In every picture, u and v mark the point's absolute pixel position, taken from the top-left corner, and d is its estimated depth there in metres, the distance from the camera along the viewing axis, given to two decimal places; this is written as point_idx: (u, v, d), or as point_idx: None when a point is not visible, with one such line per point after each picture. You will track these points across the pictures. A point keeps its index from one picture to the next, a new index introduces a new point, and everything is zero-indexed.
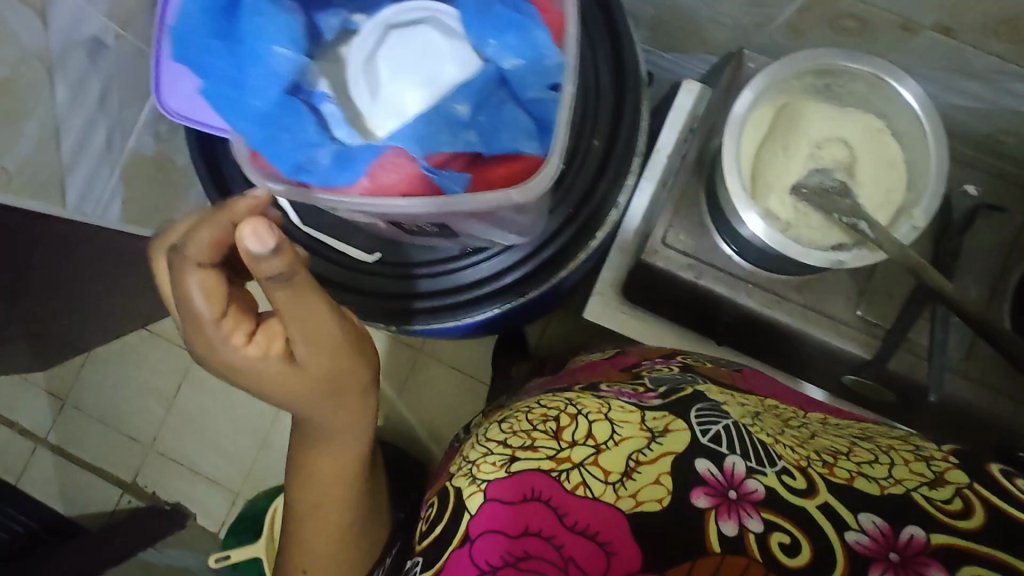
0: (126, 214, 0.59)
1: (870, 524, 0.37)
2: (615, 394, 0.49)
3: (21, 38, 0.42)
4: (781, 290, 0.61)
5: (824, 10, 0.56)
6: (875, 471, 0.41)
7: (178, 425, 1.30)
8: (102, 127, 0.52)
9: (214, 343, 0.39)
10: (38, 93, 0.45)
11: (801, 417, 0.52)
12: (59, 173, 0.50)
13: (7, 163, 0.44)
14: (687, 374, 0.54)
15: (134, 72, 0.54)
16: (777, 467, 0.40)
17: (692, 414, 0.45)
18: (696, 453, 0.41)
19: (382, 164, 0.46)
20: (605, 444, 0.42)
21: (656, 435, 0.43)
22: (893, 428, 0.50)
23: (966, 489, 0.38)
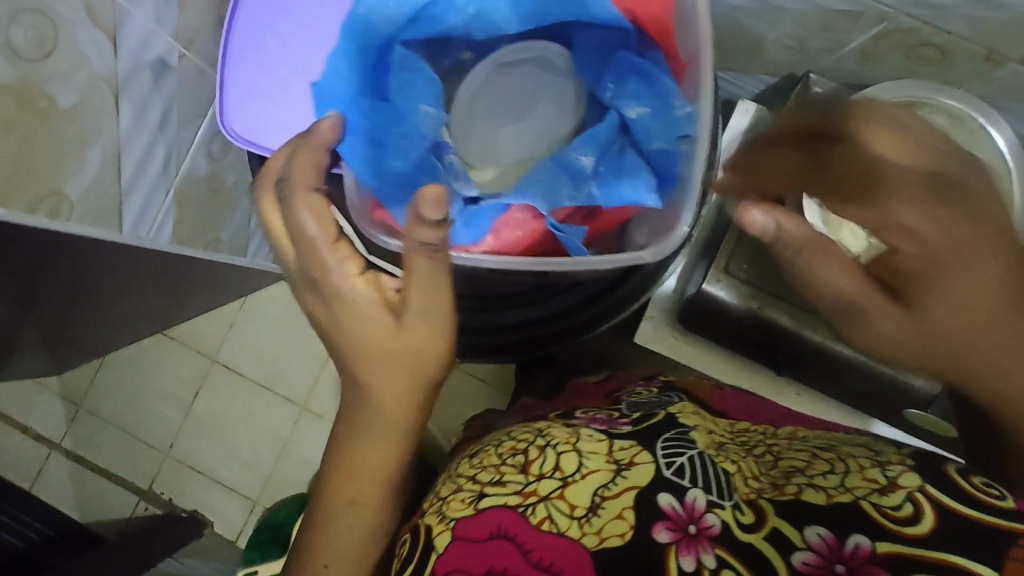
0: (177, 235, 0.57)
1: (815, 537, 0.39)
2: (588, 421, 0.54)
3: (91, 62, 0.40)
4: None
5: (904, 38, 0.54)
6: (823, 483, 0.43)
7: (195, 431, 1.18)
8: (161, 150, 0.50)
9: (326, 262, 0.42)
10: (103, 118, 0.43)
11: (772, 437, 0.53)
12: (117, 198, 0.47)
13: (69, 190, 0.42)
14: (663, 395, 0.60)
15: (194, 91, 0.51)
16: (733, 501, 0.43)
17: (659, 445, 0.49)
18: (658, 488, 0.44)
19: (507, 221, 0.47)
20: (571, 477, 0.46)
21: (622, 468, 0.46)
22: (859, 438, 0.52)
23: (917, 493, 0.39)
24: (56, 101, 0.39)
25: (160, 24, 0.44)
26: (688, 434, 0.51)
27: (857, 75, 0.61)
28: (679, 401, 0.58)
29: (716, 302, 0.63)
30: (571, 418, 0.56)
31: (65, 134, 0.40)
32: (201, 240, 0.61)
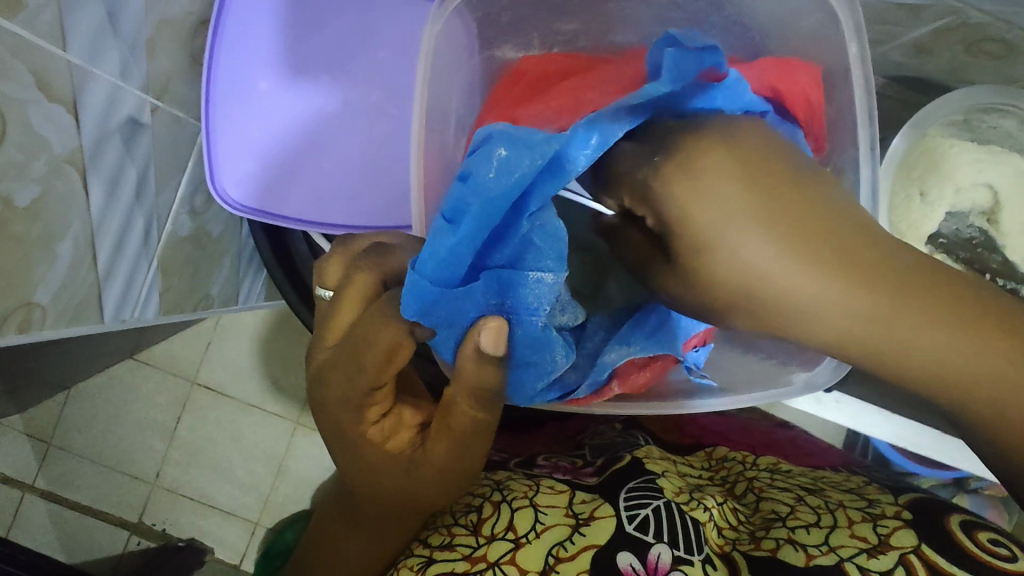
0: (164, 306, 0.48)
1: None
2: (551, 471, 0.49)
3: (51, 143, 0.32)
4: None
5: (967, 33, 0.49)
6: (807, 539, 0.41)
7: (188, 455, 0.88)
8: (140, 220, 0.42)
9: (356, 404, 0.35)
10: (72, 203, 0.35)
11: (751, 465, 0.52)
12: (96, 287, 0.39)
13: (40, 296, 0.34)
14: (627, 435, 0.55)
15: (171, 144, 0.44)
16: (704, 554, 0.40)
17: (622, 495, 0.43)
18: (618, 544, 0.40)
19: (634, 363, 0.41)
20: (525, 537, 0.41)
21: (580, 523, 0.42)
22: (846, 477, 0.50)
23: (909, 555, 0.39)
24: (13, 201, 0.31)
25: (127, 77, 0.37)
26: (654, 480, 0.45)
27: (902, 73, 0.56)
28: (645, 441, 0.53)
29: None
30: (533, 467, 0.50)
31: (29, 237, 0.32)
32: (192, 300, 0.53)
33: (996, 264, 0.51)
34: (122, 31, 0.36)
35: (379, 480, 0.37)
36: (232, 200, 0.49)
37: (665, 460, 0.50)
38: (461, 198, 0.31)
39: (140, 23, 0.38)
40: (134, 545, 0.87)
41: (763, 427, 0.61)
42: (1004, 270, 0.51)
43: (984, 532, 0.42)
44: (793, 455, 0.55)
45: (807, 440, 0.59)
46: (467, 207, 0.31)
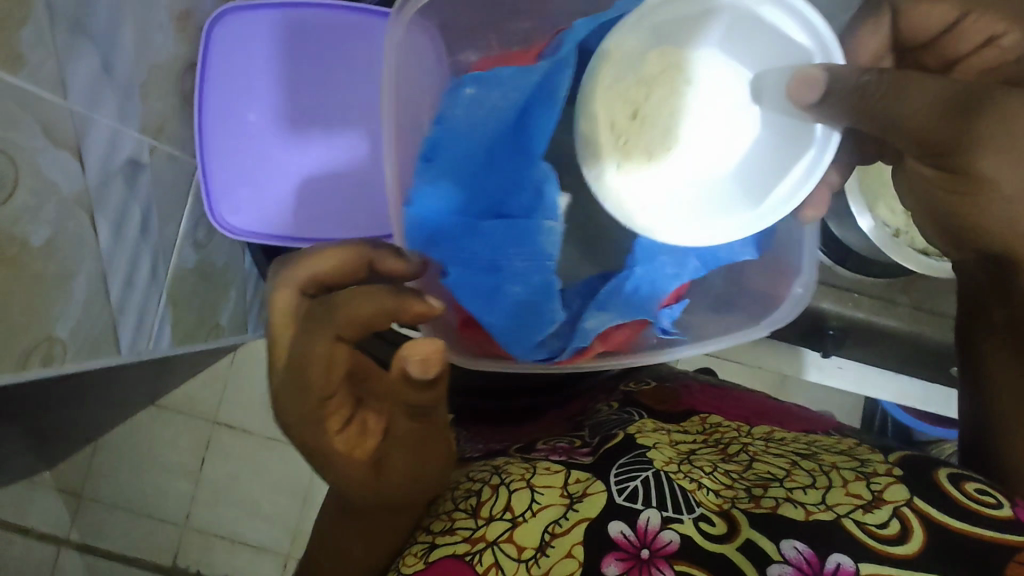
0: (176, 337, 0.51)
1: (794, 551, 0.43)
2: (548, 453, 0.54)
3: (60, 186, 0.35)
4: (890, 296, 0.62)
5: None
6: (804, 498, 0.47)
7: (214, 493, 0.90)
8: (148, 256, 0.45)
9: (314, 419, 0.35)
10: (83, 242, 0.38)
11: (745, 432, 0.56)
12: (111, 322, 0.42)
13: (60, 331, 0.37)
14: (623, 411, 0.59)
15: (170, 180, 0.47)
16: (695, 514, 0.46)
17: (613, 473, 0.49)
18: (610, 514, 0.46)
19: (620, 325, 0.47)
20: (522, 516, 0.46)
21: (573, 502, 0.47)
22: (836, 439, 0.55)
23: (903, 508, 0.44)
24: (30, 242, 0.33)
25: (124, 120, 0.40)
26: (644, 454, 0.51)
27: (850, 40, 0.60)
28: (640, 416, 0.58)
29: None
30: (531, 450, 0.55)
31: (46, 275, 0.35)
32: (202, 331, 0.55)
33: None
34: (116, 77, 0.39)
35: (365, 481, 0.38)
36: (231, 225, 0.52)
37: (659, 432, 0.55)
38: (438, 140, 0.43)
39: (133, 70, 0.41)
40: None
41: (755, 399, 0.65)
42: None
43: (974, 483, 0.47)
44: (782, 423, 0.59)
45: (798, 410, 0.63)
46: (442, 146, 0.43)
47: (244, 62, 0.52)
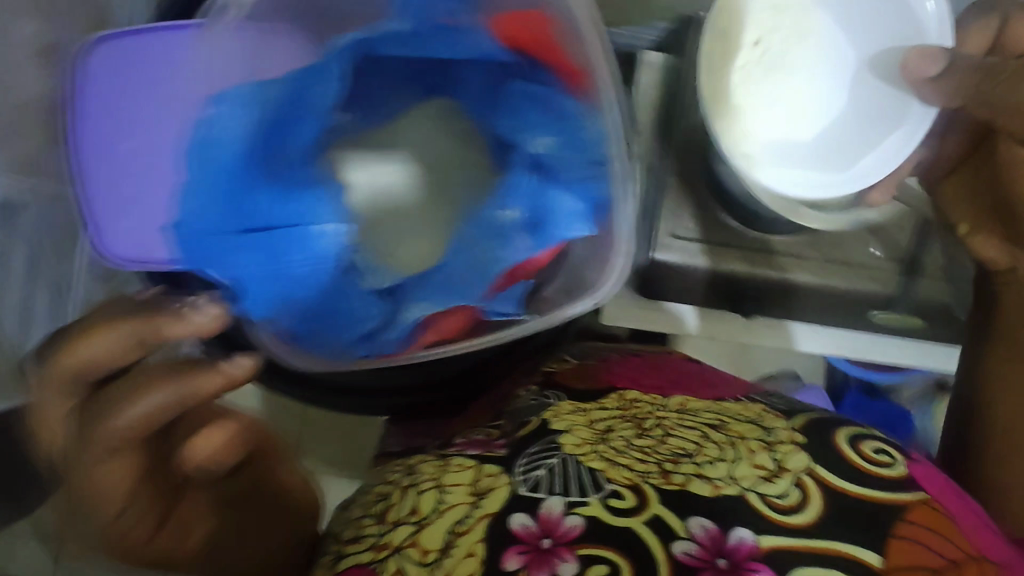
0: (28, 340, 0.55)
1: (700, 529, 0.46)
2: (464, 447, 0.55)
3: None
4: (800, 250, 0.68)
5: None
6: (711, 473, 0.50)
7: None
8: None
9: None
10: None
11: (660, 406, 0.56)
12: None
13: None
14: (541, 394, 0.59)
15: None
16: (608, 493, 0.48)
17: (521, 464, 0.51)
18: (512, 508, 0.48)
19: (443, 315, 0.57)
20: (427, 518, 0.49)
21: (477, 499, 0.49)
22: (746, 407, 0.56)
23: (802, 476, 0.49)
24: None
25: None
26: (554, 440, 0.53)
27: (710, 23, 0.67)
28: (556, 399, 0.58)
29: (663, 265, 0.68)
30: (448, 446, 0.56)
31: None
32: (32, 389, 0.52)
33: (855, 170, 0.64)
34: None
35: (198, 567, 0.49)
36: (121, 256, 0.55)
37: (575, 414, 0.56)
38: (209, 145, 0.53)
39: None
40: None
41: (674, 365, 0.65)
42: None
43: (871, 444, 0.53)
44: (697, 390, 0.59)
45: (716, 373, 0.63)
46: (212, 150, 0.53)
47: (125, 101, 0.53)
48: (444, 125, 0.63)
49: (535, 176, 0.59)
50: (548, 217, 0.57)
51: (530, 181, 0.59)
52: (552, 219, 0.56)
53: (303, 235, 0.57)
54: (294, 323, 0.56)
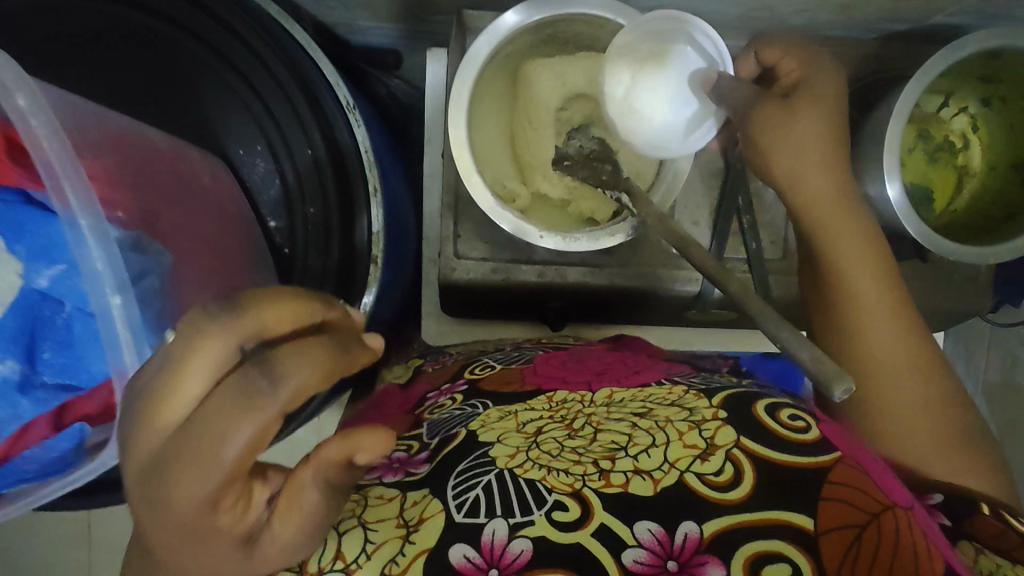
0: None
1: (647, 534, 0.39)
2: (382, 474, 0.48)
3: None
4: (593, 263, 0.82)
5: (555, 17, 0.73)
6: (649, 464, 0.42)
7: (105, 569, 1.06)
8: None
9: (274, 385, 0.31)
10: None
11: (587, 401, 0.50)
12: None
13: None
14: (466, 404, 0.53)
15: None
16: (548, 504, 0.41)
17: (450, 485, 0.43)
18: (451, 538, 0.40)
19: None
20: (354, 563, 0.41)
21: (410, 530, 0.41)
22: (665, 385, 0.50)
23: (733, 450, 0.41)
24: None
25: None
26: (486, 454, 0.45)
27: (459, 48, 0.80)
28: (483, 406, 0.52)
29: (462, 282, 0.82)
30: (364, 475, 0.49)
31: None
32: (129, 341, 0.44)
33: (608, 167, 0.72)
34: None
35: (173, 480, 0.29)
36: None
37: (504, 419, 0.49)
38: None
39: None
40: None
41: (593, 353, 0.61)
42: (615, 182, 0.69)
43: (787, 409, 0.45)
44: (614, 372, 0.54)
45: (601, 351, 0.62)
46: None
47: None
48: None
49: (63, 307, 0.53)
50: (79, 357, 0.54)
51: (63, 310, 0.53)
52: (86, 351, 0.54)
53: None
54: None
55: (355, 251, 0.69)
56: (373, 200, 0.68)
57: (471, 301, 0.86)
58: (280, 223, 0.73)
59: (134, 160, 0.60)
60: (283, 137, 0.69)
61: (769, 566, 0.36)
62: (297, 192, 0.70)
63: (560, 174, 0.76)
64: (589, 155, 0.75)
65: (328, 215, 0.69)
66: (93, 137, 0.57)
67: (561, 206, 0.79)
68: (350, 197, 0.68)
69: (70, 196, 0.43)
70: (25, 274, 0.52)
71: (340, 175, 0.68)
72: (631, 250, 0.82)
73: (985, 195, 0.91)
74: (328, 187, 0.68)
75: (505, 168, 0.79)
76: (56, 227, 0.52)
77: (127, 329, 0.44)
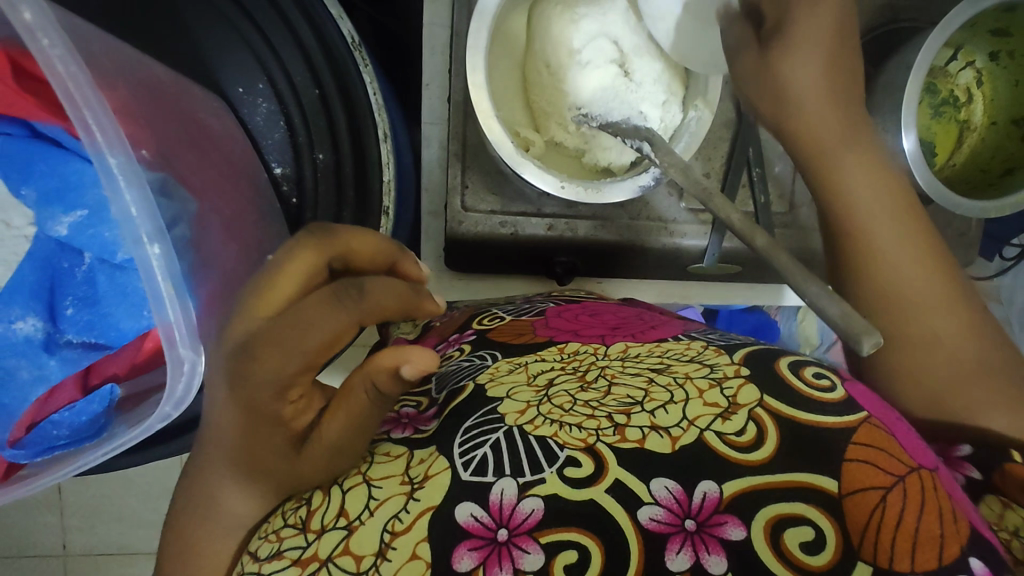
0: None
1: (664, 493, 0.37)
2: (390, 428, 0.46)
3: None
4: (607, 215, 0.74)
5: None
6: (666, 421, 0.40)
7: (88, 520, 1.06)
8: None
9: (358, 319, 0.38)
10: None
11: (601, 355, 0.47)
12: None
13: None
14: (475, 355, 0.51)
15: None
16: (560, 461, 0.38)
17: (458, 440, 0.41)
18: (458, 495, 0.37)
19: None
20: (358, 519, 0.38)
21: (415, 488, 0.39)
22: (683, 340, 0.48)
23: (756, 409, 0.39)
24: None
25: None
26: (495, 410, 0.42)
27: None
28: (493, 358, 0.49)
29: (471, 236, 0.72)
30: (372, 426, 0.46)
31: None
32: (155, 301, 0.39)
33: (629, 130, 0.65)
34: None
35: (261, 355, 0.36)
36: None
37: (515, 372, 0.47)
38: None
39: None
40: None
41: (606, 309, 0.57)
42: (636, 134, 0.64)
43: (811, 368, 0.43)
44: (628, 328, 0.52)
45: (613, 305, 0.59)
46: None
47: None
48: None
49: (82, 258, 0.54)
50: (104, 314, 0.55)
51: (84, 262, 0.54)
52: (111, 307, 0.55)
53: None
54: None
55: (369, 192, 0.63)
56: (384, 144, 0.61)
57: (479, 260, 0.73)
58: (288, 168, 0.65)
59: (142, 91, 0.51)
60: (286, 78, 0.61)
61: (789, 530, 0.35)
62: (301, 129, 0.62)
63: (577, 127, 0.67)
64: (607, 100, 0.66)
65: (339, 159, 0.63)
66: (99, 60, 0.47)
67: (576, 156, 0.70)
68: (361, 133, 0.61)
69: (95, 130, 0.37)
70: (45, 216, 0.53)
71: (338, 108, 0.61)
72: (643, 203, 0.74)
73: (985, 149, 0.83)
74: (336, 121, 0.61)
75: (505, 104, 0.68)
76: (69, 166, 0.53)
77: (170, 282, 0.39)
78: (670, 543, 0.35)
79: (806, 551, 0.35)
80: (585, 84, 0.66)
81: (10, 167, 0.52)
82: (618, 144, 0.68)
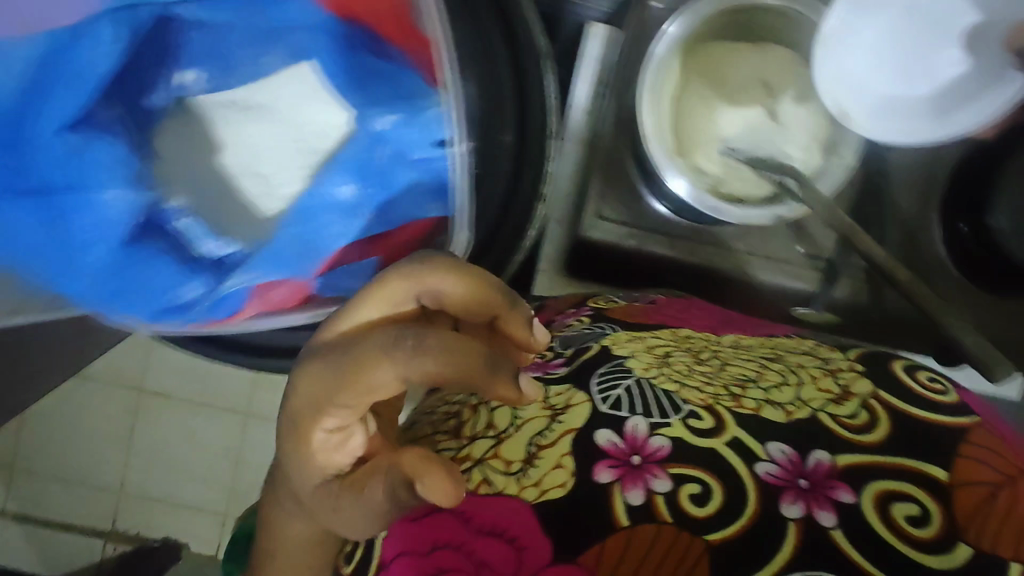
0: None
1: (780, 454, 0.41)
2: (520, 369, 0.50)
3: None
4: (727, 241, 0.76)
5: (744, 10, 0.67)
6: (781, 398, 0.44)
7: None
8: None
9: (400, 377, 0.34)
10: None
11: (714, 343, 0.52)
12: None
13: None
14: (595, 326, 0.56)
15: None
16: (684, 412, 0.43)
17: (593, 381, 0.46)
18: (597, 424, 0.42)
19: (264, 285, 0.56)
20: (506, 431, 0.43)
21: (557, 413, 0.43)
22: (797, 339, 0.52)
23: (869, 400, 0.43)
24: None
25: None
26: (622, 364, 0.47)
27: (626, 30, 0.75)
28: (612, 329, 0.54)
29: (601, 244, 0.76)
30: None
31: None
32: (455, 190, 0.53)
33: (773, 166, 0.66)
34: None
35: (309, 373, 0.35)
36: None
37: (634, 342, 0.51)
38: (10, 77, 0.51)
39: None
40: (109, 552, 0.98)
41: (710, 309, 0.61)
42: (780, 170, 0.65)
43: (925, 372, 0.46)
44: (741, 326, 0.56)
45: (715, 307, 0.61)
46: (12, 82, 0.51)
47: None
48: (289, 81, 0.58)
49: (381, 152, 0.57)
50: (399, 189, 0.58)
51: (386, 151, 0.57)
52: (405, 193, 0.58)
53: (158, 245, 0.55)
54: (110, 305, 0.55)
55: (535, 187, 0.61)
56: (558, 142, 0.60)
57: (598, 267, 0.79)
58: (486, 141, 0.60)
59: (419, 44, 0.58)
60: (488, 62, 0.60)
61: (897, 503, 0.39)
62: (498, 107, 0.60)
63: (721, 160, 0.69)
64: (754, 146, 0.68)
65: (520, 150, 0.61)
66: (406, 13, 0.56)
67: None
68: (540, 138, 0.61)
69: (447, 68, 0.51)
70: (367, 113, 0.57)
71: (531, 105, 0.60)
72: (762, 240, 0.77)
73: None
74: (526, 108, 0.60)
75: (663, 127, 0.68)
76: (400, 79, 0.57)
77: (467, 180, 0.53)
78: (784, 495, 0.39)
79: (909, 522, 0.38)
80: (729, 128, 0.69)
81: (347, 71, 0.58)
82: (756, 178, 0.68)
